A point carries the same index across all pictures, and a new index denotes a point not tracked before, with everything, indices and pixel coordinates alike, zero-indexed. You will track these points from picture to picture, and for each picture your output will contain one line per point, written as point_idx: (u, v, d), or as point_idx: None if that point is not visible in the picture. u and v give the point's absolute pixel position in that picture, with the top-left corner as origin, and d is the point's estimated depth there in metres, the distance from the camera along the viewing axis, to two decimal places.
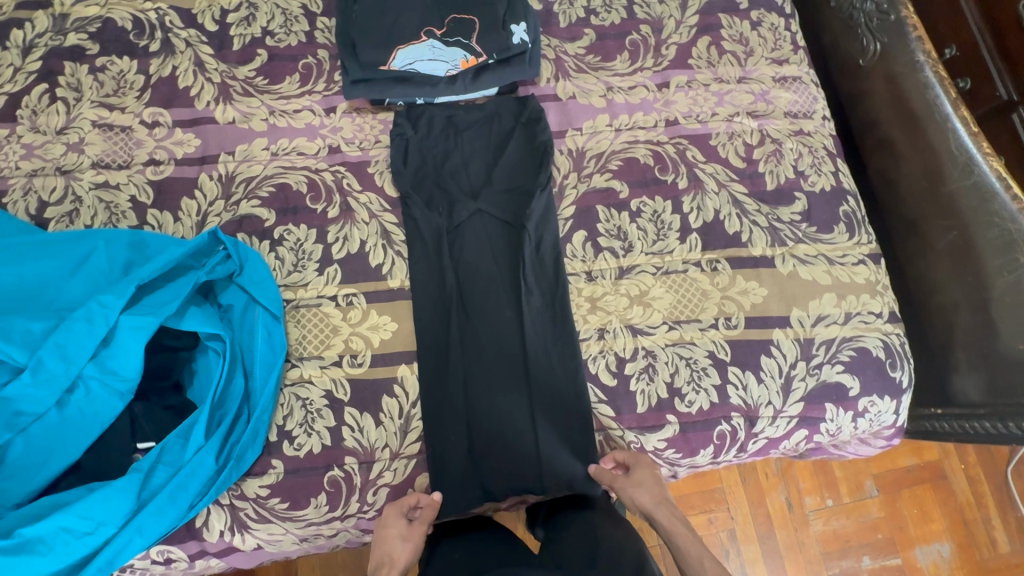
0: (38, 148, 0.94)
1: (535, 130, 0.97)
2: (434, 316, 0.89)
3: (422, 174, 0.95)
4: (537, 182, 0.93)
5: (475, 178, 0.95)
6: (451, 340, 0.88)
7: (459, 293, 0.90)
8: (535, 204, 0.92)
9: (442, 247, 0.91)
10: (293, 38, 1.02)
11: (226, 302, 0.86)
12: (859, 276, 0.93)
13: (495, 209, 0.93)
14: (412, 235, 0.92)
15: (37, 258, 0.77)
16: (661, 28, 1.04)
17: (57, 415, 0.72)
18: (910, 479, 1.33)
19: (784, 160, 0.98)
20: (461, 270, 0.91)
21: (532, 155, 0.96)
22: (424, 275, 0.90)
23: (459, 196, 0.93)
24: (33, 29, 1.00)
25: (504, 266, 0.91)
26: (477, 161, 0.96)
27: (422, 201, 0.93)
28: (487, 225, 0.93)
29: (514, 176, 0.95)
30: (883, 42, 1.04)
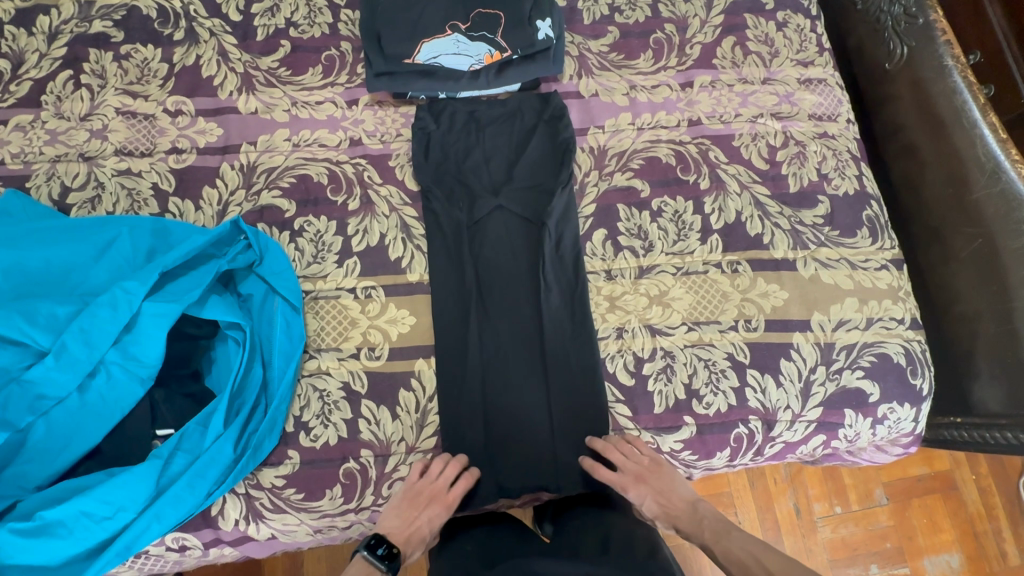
0: (62, 134, 0.94)
1: (557, 128, 0.96)
2: (453, 311, 0.89)
3: (444, 169, 0.94)
4: (559, 181, 0.93)
5: (497, 175, 0.95)
6: (470, 336, 0.87)
7: (479, 289, 0.89)
8: (556, 203, 0.92)
9: (463, 243, 0.91)
10: (317, 29, 1.02)
11: (246, 292, 0.86)
12: (881, 281, 0.92)
13: (517, 206, 0.92)
14: (433, 230, 0.92)
15: (61, 242, 0.77)
16: (686, 27, 1.04)
17: (78, 399, 0.72)
18: (921, 488, 1.32)
19: (808, 163, 0.97)
20: (481, 266, 0.90)
21: (554, 153, 0.96)
22: (444, 270, 0.90)
23: (480, 192, 0.93)
24: (59, 16, 1.00)
25: (524, 264, 0.91)
26: (498, 158, 0.95)
27: (443, 196, 0.93)
28: (508, 222, 0.92)
29: (536, 173, 0.95)
30: (910, 46, 1.03)
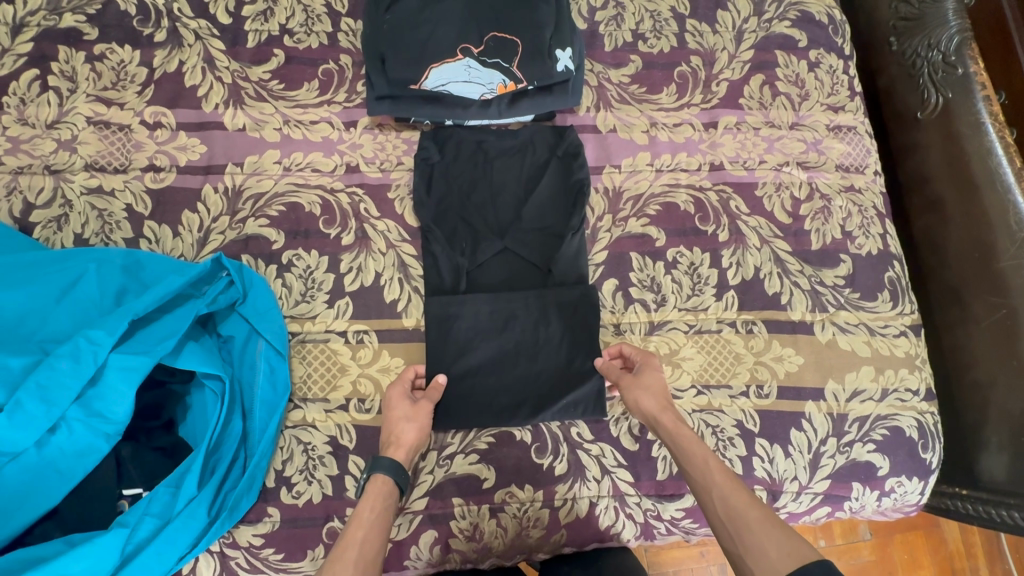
0: (26, 143, 0.85)
1: (571, 166, 0.90)
2: (448, 362, 0.82)
3: (445, 204, 0.88)
4: (569, 224, 0.87)
5: (503, 214, 0.88)
6: (466, 390, 0.82)
7: (477, 340, 0.83)
8: (565, 248, 0.86)
9: (460, 289, 0.84)
10: (314, 39, 0.93)
11: (227, 333, 0.80)
12: (899, 349, 0.88)
13: (522, 249, 0.86)
14: (431, 272, 0.85)
15: (22, 282, 0.70)
16: (713, 61, 0.97)
17: (35, 455, 0.65)
18: (903, 524, 1.25)
19: (832, 219, 0.92)
20: (481, 313, 0.83)
21: (565, 194, 0.89)
22: (439, 316, 0.83)
23: (483, 232, 0.87)
24: (25, 6, 0.90)
25: (527, 311, 0.84)
26: (506, 195, 0.89)
27: (444, 234, 0.86)
28: (512, 266, 0.87)
29: (544, 214, 0.88)
30: (947, 97, 0.97)
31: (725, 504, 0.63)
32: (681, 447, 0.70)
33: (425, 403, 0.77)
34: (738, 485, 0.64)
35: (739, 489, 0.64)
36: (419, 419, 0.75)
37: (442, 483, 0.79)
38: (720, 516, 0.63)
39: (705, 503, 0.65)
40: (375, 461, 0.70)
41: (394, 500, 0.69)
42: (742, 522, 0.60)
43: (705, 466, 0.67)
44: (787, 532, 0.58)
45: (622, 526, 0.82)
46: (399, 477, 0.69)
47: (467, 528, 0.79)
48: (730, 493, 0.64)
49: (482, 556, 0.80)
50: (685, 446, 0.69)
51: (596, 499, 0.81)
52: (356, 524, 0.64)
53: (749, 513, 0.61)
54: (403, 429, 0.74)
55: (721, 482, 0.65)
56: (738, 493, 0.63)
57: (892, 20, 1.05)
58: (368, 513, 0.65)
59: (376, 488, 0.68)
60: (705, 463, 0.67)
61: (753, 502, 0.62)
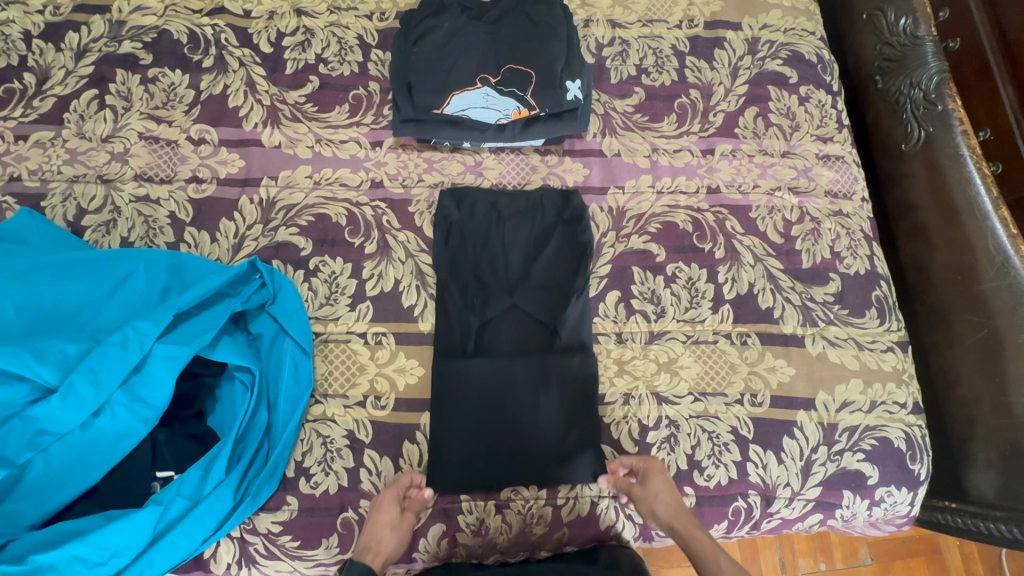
0: (82, 155, 0.94)
1: (576, 228, 0.95)
2: (456, 416, 0.85)
3: (460, 260, 0.93)
4: (574, 286, 0.92)
5: (514, 272, 0.93)
6: (470, 447, 0.84)
7: (486, 395, 0.86)
8: (571, 310, 0.90)
9: (470, 347, 0.89)
10: (346, 67, 1.02)
11: (257, 331, 0.86)
12: (886, 363, 0.93)
13: (529, 308, 0.91)
14: (442, 328, 0.89)
15: (76, 277, 0.76)
16: (710, 94, 1.05)
17: (80, 436, 0.71)
18: (905, 550, 1.26)
19: (822, 240, 0.98)
20: (489, 368, 0.87)
21: (570, 254, 0.95)
22: (447, 371, 0.87)
23: (494, 291, 0.92)
24: (89, 34, 1.00)
25: (533, 371, 0.87)
26: (516, 253, 0.95)
27: (457, 290, 0.91)
28: (520, 323, 0.91)
29: (552, 275, 0.93)
30: (928, 131, 1.04)
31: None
32: (692, 550, 0.78)
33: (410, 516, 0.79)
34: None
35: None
36: (403, 529, 0.78)
37: None
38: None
39: None
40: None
41: None
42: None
43: (717, 563, 0.75)
44: None
45: (622, 526, 0.86)
46: None
47: (473, 522, 0.83)
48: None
49: (486, 552, 0.84)
50: (696, 546, 0.77)
51: (597, 499, 0.85)
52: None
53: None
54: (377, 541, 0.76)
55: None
56: None
57: (878, 60, 1.13)
58: None
59: None
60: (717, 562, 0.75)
61: None
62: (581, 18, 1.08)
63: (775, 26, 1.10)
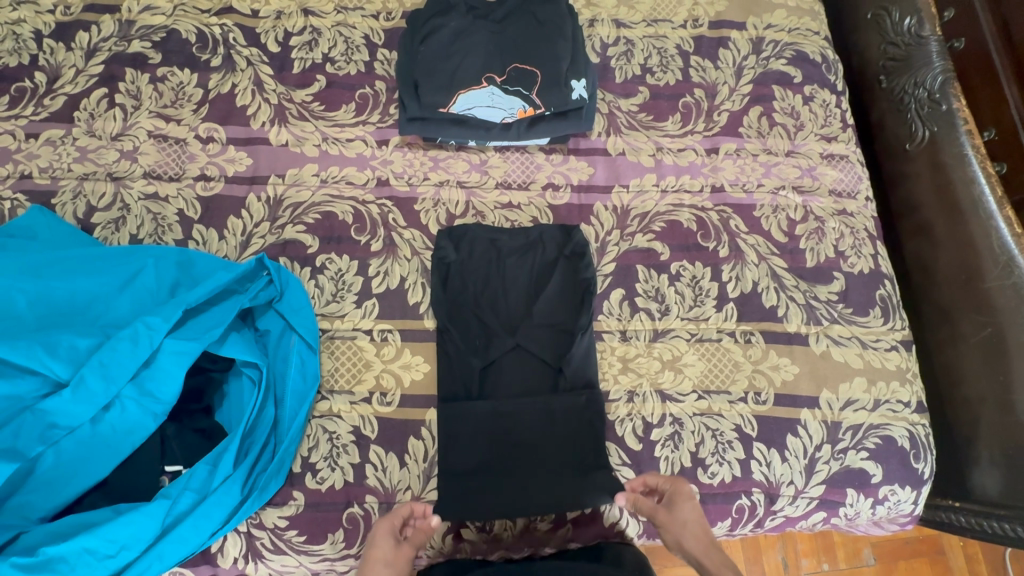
0: (92, 153, 0.95)
1: (577, 265, 0.94)
2: (461, 462, 0.84)
3: (460, 302, 0.92)
4: (578, 323, 0.91)
5: (516, 310, 0.92)
6: (478, 489, 0.83)
7: (492, 439, 0.85)
8: (576, 348, 0.89)
9: (473, 392, 0.87)
10: (353, 67, 1.03)
11: (264, 327, 0.87)
12: (890, 362, 0.93)
13: (532, 347, 0.90)
14: (443, 371, 0.88)
15: (87, 272, 0.77)
16: (715, 93, 1.06)
17: (91, 429, 0.72)
18: (908, 551, 1.26)
19: (826, 239, 0.98)
20: (493, 411, 0.86)
21: (573, 290, 0.93)
22: (450, 416, 0.85)
23: (496, 331, 0.90)
24: (99, 33, 1.01)
25: (537, 412, 0.86)
26: (517, 292, 0.93)
27: (458, 332, 0.90)
28: (523, 363, 0.90)
29: (554, 312, 0.92)
30: (932, 130, 1.04)
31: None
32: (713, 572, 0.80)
33: (405, 548, 0.77)
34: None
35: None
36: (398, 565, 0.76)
37: None
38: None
39: None
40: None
41: None
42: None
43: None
44: None
45: (626, 523, 0.86)
46: None
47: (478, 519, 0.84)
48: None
49: (491, 548, 0.84)
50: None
51: None
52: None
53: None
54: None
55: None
56: None
57: (882, 60, 1.13)
58: None
59: None
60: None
61: None
62: (587, 18, 1.08)
63: (779, 26, 1.11)
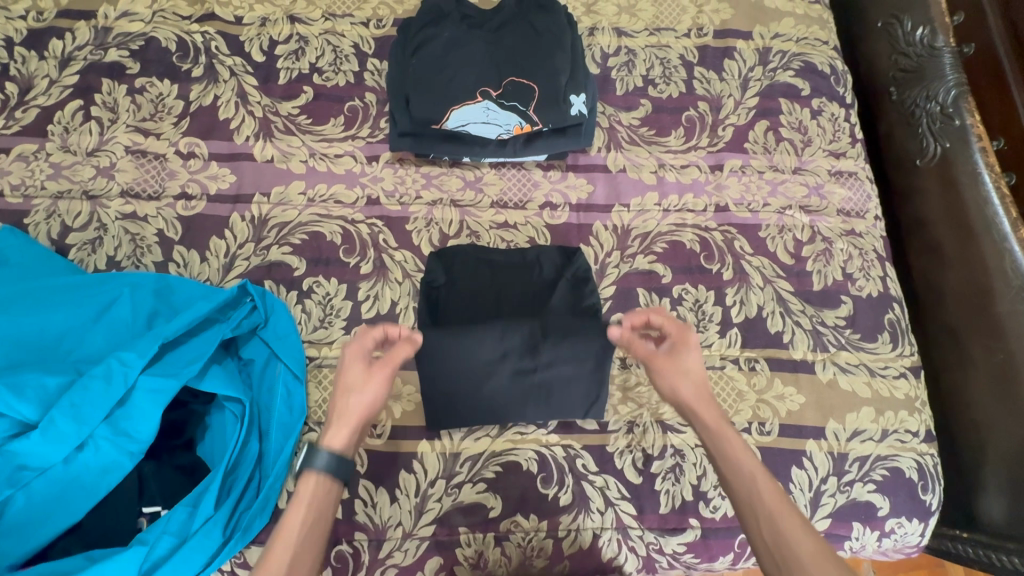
0: (66, 169, 0.90)
1: (580, 287, 0.89)
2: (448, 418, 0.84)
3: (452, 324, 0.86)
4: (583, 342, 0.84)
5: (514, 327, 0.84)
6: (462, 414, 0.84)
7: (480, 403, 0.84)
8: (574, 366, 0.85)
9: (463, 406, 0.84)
10: (342, 77, 0.98)
11: (248, 356, 0.84)
12: (899, 391, 0.90)
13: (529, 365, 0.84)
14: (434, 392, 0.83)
15: (58, 303, 0.73)
16: (720, 107, 1.01)
17: (62, 470, 0.68)
18: (909, 567, 1.24)
19: (834, 261, 0.95)
20: (485, 405, 0.84)
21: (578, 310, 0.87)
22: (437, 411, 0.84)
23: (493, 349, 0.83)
24: (74, 41, 0.96)
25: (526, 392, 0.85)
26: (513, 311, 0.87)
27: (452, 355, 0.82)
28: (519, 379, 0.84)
29: (568, 322, 0.85)
30: (945, 147, 1.00)
31: (776, 534, 0.59)
32: (725, 458, 0.66)
33: (381, 370, 0.70)
34: (790, 510, 0.61)
35: (793, 517, 0.60)
36: (369, 389, 0.69)
37: (449, 512, 0.81)
38: (769, 543, 0.60)
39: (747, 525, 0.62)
40: (309, 451, 0.65)
41: (326, 505, 0.64)
42: (793, 555, 0.58)
43: (750, 480, 0.63)
44: (841, 565, 0.56)
45: (624, 559, 0.83)
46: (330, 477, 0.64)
47: (471, 555, 0.81)
48: (779, 518, 0.60)
49: None
50: (732, 453, 0.66)
51: (599, 531, 0.83)
52: (280, 539, 0.60)
53: (802, 544, 0.58)
54: (351, 401, 0.68)
55: (773, 506, 0.61)
56: (788, 517, 0.60)
57: (892, 71, 1.09)
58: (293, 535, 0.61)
59: (306, 490, 0.64)
60: (754, 482, 0.63)
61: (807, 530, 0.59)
62: (586, 26, 1.04)
63: (787, 35, 1.06)
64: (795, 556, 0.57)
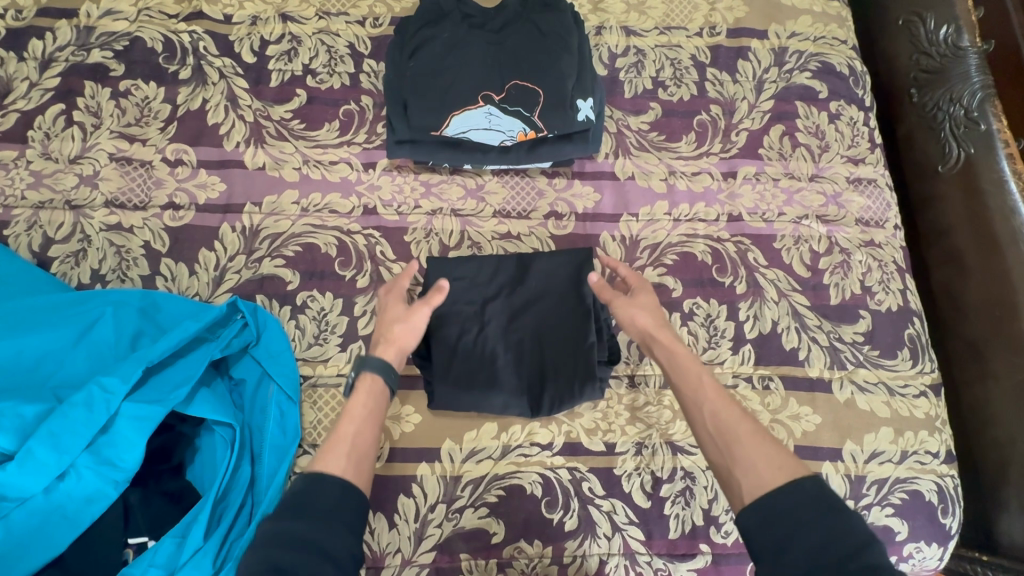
0: (48, 177, 0.86)
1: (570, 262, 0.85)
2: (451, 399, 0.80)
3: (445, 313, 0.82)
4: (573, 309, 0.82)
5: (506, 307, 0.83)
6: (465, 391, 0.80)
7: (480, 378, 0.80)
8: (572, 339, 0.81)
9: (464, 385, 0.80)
10: (336, 79, 0.94)
11: (239, 376, 0.80)
12: (919, 410, 0.86)
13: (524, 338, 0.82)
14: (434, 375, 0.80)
15: (38, 325, 0.70)
16: (733, 110, 0.97)
17: (43, 501, 0.64)
18: None
19: (852, 274, 0.91)
20: (485, 379, 0.80)
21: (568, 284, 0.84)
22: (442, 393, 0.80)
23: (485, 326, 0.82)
24: (55, 41, 0.92)
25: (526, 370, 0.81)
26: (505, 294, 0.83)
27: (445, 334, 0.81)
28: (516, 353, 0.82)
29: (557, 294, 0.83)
30: (969, 152, 0.95)
31: (717, 421, 0.62)
32: (676, 366, 0.69)
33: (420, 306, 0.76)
34: (730, 402, 0.63)
35: (732, 406, 0.63)
36: (412, 321, 0.74)
37: (450, 538, 0.78)
38: (708, 425, 0.63)
39: (694, 420, 0.65)
40: (364, 357, 0.71)
41: (384, 395, 0.69)
42: (733, 435, 0.60)
43: (698, 382, 0.66)
44: (779, 447, 0.58)
45: None
46: (389, 377, 0.69)
47: None
48: (722, 411, 0.63)
49: None
50: (679, 363, 0.69)
51: (606, 557, 0.79)
52: (347, 419, 0.65)
53: (741, 430, 0.60)
54: (396, 330, 0.73)
55: (714, 398, 0.64)
56: (731, 412, 0.62)
57: (913, 71, 1.03)
58: (359, 407, 0.66)
59: (366, 384, 0.68)
60: (698, 381, 0.66)
61: (746, 419, 0.62)
62: (593, 25, 0.99)
63: (804, 33, 1.01)
64: (736, 442, 0.59)
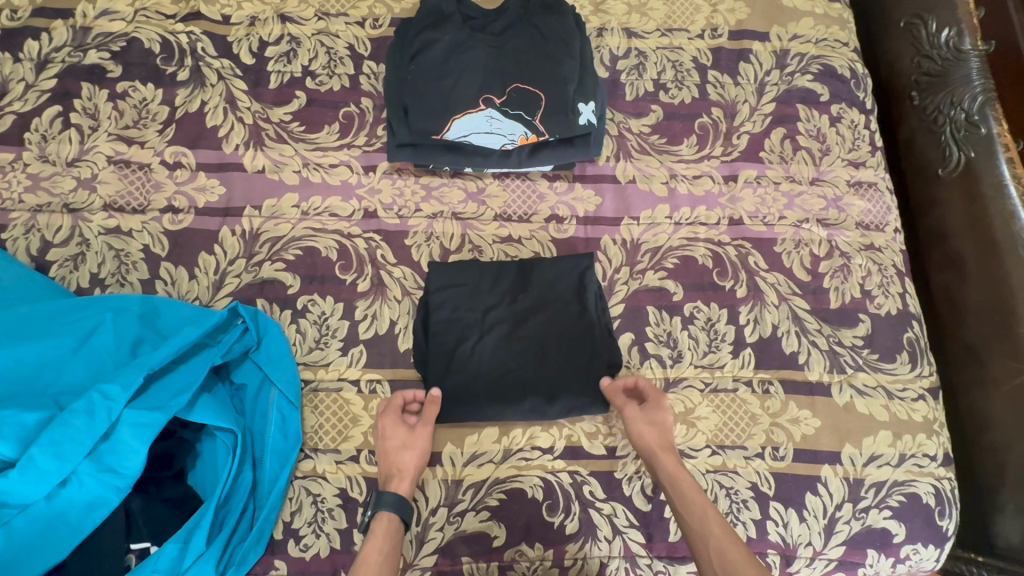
0: (45, 180, 0.86)
1: (575, 272, 0.86)
2: (462, 408, 0.80)
3: (448, 322, 0.83)
4: (574, 316, 0.83)
5: (506, 313, 0.83)
6: (469, 398, 0.80)
7: (486, 386, 0.80)
8: (573, 345, 0.82)
9: (469, 391, 0.80)
10: (336, 81, 0.93)
11: (240, 381, 0.80)
12: (917, 413, 0.87)
13: (527, 343, 0.82)
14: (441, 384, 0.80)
15: (37, 333, 0.70)
16: (734, 113, 0.96)
17: (44, 508, 0.64)
18: None
19: (852, 277, 0.91)
20: (488, 384, 0.80)
21: (569, 292, 0.85)
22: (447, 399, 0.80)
23: (488, 332, 0.82)
24: (50, 42, 0.91)
25: (531, 377, 0.81)
26: (508, 300, 0.84)
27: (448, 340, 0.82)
28: (520, 360, 0.81)
29: (557, 300, 0.84)
30: (969, 155, 0.95)
31: (722, 562, 0.66)
32: (681, 494, 0.73)
33: (422, 428, 0.77)
34: (735, 539, 0.68)
35: (736, 544, 0.67)
36: (417, 445, 0.76)
37: (451, 541, 0.78)
38: (715, 566, 0.66)
39: (699, 553, 0.69)
40: (379, 496, 0.71)
41: (399, 535, 0.71)
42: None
43: (704, 514, 0.70)
44: None
45: None
46: (403, 513, 0.71)
47: None
48: (727, 547, 0.67)
49: None
50: (686, 493, 0.72)
51: (607, 559, 0.79)
52: (363, 567, 0.66)
53: (744, 568, 0.64)
54: (403, 459, 0.75)
55: (720, 536, 0.68)
56: (737, 550, 0.66)
57: (914, 74, 1.03)
58: (375, 555, 0.68)
59: (382, 527, 0.70)
60: (705, 515, 0.70)
61: (750, 558, 0.66)
62: (595, 26, 0.98)
63: (805, 36, 1.01)
64: None
